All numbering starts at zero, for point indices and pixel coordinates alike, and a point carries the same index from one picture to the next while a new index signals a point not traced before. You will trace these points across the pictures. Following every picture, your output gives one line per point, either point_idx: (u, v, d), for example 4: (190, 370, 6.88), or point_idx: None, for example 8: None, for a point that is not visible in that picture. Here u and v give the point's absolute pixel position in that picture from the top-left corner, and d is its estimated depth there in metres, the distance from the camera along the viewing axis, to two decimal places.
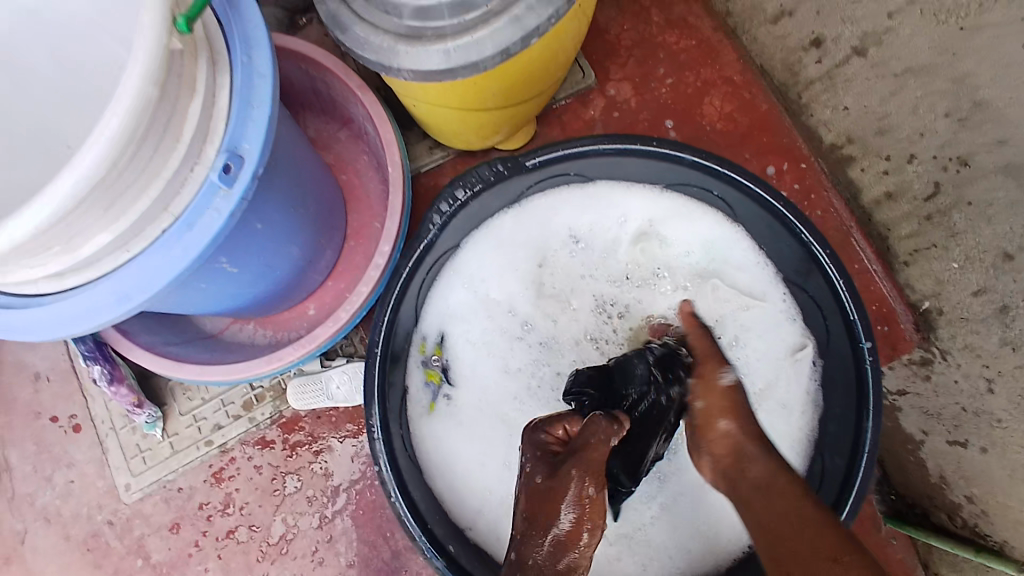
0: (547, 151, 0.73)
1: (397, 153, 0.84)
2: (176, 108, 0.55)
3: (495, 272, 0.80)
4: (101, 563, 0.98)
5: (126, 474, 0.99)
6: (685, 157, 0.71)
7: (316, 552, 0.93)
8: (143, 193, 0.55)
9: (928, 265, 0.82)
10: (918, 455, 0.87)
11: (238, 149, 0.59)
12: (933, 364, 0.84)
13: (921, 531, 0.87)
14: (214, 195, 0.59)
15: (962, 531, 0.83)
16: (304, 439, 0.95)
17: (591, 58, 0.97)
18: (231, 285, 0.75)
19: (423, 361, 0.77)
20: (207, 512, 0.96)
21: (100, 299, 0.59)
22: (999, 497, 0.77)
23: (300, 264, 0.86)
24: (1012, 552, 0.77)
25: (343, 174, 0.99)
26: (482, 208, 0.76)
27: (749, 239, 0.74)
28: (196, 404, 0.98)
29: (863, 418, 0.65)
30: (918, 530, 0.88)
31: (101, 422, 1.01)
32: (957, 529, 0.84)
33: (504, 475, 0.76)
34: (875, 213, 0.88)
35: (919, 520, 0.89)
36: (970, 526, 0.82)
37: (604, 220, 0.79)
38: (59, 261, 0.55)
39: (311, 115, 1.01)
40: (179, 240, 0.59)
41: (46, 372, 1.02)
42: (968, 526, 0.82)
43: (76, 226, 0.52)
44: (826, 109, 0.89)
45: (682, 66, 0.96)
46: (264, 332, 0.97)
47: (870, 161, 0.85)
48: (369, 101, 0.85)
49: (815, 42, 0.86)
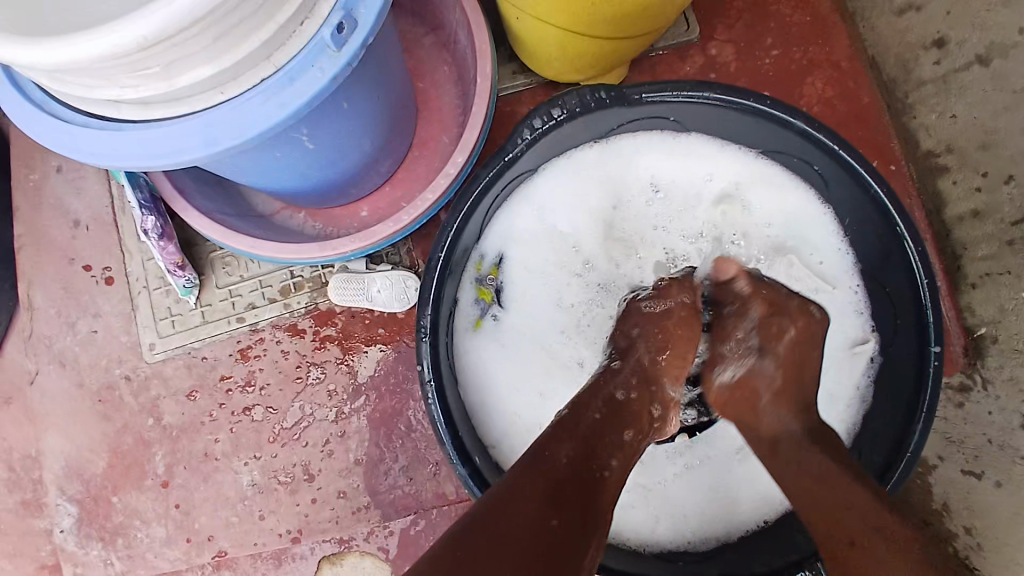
0: (655, 87, 0.68)
1: (489, 65, 0.82)
2: None
3: (566, 205, 0.78)
4: (111, 416, 0.99)
5: (152, 334, 0.99)
6: (795, 123, 0.67)
7: (327, 444, 0.94)
8: (254, 34, 0.53)
9: (996, 291, 0.81)
10: (925, 478, 0.86)
11: (354, 11, 0.56)
12: (971, 392, 0.84)
13: None
14: (320, 55, 0.56)
15: None
16: (335, 334, 0.95)
17: (698, 14, 0.92)
18: (304, 162, 0.74)
19: (478, 278, 0.76)
20: (228, 385, 0.97)
21: (185, 138, 0.56)
22: (997, 533, 0.75)
23: (366, 159, 0.84)
24: None
25: (422, 82, 0.96)
26: (569, 135, 0.73)
27: (833, 222, 0.72)
28: (234, 280, 0.98)
29: (914, 421, 0.64)
30: None
31: (135, 280, 1.01)
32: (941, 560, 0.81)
33: (537, 403, 0.76)
34: (955, 229, 0.86)
35: None
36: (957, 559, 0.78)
37: (690, 174, 0.76)
38: (150, 85, 0.52)
39: (403, 14, 0.97)
40: (278, 92, 0.56)
41: (86, 220, 1.03)
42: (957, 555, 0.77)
43: (181, 50, 0.50)
44: (932, 114, 0.85)
45: (791, 40, 0.91)
46: (314, 224, 0.95)
47: (964, 175, 0.83)
48: (470, 7, 0.82)
49: (937, 42, 0.82)
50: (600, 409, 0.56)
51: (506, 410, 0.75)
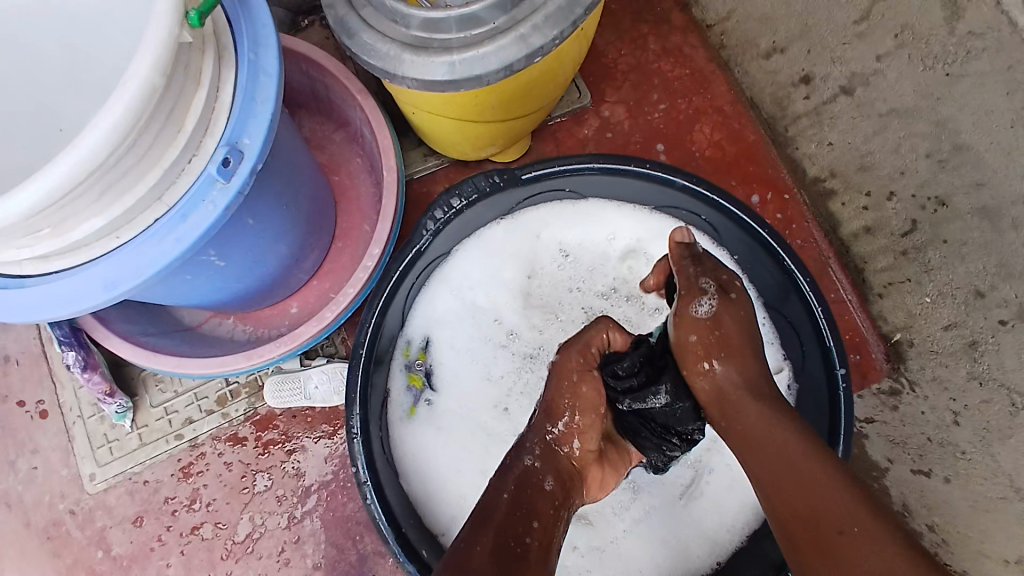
0: (544, 165, 0.75)
1: (393, 158, 0.84)
2: (179, 99, 0.52)
3: (483, 282, 0.81)
4: (60, 553, 0.94)
5: (91, 464, 0.96)
6: (676, 181, 0.74)
7: (282, 553, 0.92)
8: (140, 180, 0.52)
9: (901, 299, 0.85)
10: (882, 483, 0.83)
11: (239, 143, 0.56)
12: (901, 396, 0.85)
13: None
14: (210, 187, 0.55)
15: None
16: (277, 437, 0.94)
17: (587, 80, 0.98)
18: (219, 278, 0.73)
19: (406, 365, 0.78)
20: (173, 506, 0.94)
21: (83, 286, 0.55)
22: (961, 527, 0.76)
23: (288, 262, 0.84)
24: None
25: (337, 175, 0.98)
26: (475, 217, 0.78)
27: (732, 263, 0.77)
28: (169, 396, 0.96)
29: (835, 441, 0.67)
30: None
31: (69, 410, 0.98)
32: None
33: (480, 481, 0.76)
34: (853, 244, 0.89)
35: None
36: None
37: (593, 236, 0.81)
38: (45, 243, 0.52)
39: (307, 115, 0.99)
40: (174, 230, 0.55)
41: (16, 355, 1.00)
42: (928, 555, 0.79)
43: (67, 209, 0.49)
44: (811, 143, 0.91)
45: (675, 92, 0.97)
46: (245, 328, 0.94)
47: (850, 197, 0.88)
48: (369, 107, 0.85)
49: (805, 79, 0.90)
50: (509, 487, 0.55)
51: (452, 493, 0.76)
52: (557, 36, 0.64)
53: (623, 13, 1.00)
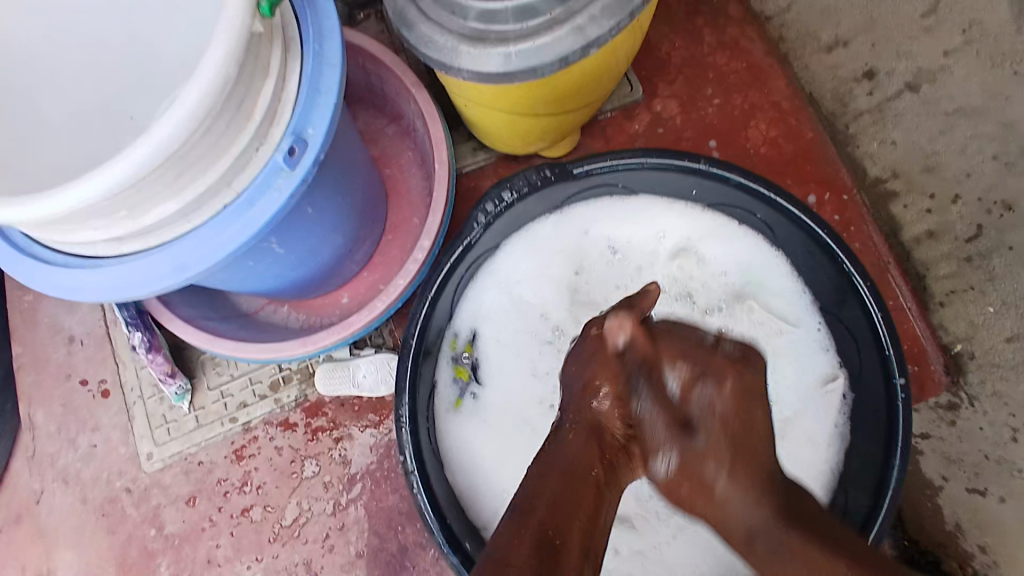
0: (596, 160, 0.75)
1: (445, 151, 0.85)
2: (249, 90, 0.54)
3: (531, 277, 0.81)
4: (115, 529, 0.99)
5: (148, 443, 1.00)
6: (732, 177, 0.73)
7: (327, 539, 0.94)
8: (212, 166, 0.54)
9: (963, 309, 0.82)
10: (936, 501, 0.81)
11: (303, 133, 0.57)
12: (960, 410, 0.82)
13: None
14: (275, 176, 0.57)
15: None
16: (326, 425, 0.96)
17: (640, 75, 0.97)
18: (276, 267, 0.76)
19: (453, 357, 0.79)
20: (225, 487, 0.97)
21: (150, 269, 0.57)
22: (1019, 545, 0.74)
23: (341, 251, 0.85)
24: None
25: (389, 168, 0.99)
26: (525, 212, 0.78)
27: (788, 265, 0.76)
28: (224, 380, 1.00)
29: (891, 454, 0.65)
30: None
31: (130, 390, 1.02)
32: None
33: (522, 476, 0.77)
34: (914, 251, 0.86)
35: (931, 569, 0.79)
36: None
37: (643, 234, 0.81)
38: (119, 225, 0.54)
39: (361, 109, 1.01)
40: (240, 217, 0.57)
41: (80, 336, 1.05)
42: None
43: (142, 191, 0.51)
44: (872, 142, 0.89)
45: (730, 88, 0.96)
46: (298, 316, 0.97)
47: (913, 198, 0.85)
48: (422, 100, 0.86)
49: (868, 74, 0.89)
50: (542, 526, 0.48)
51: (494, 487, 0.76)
52: (614, 27, 0.64)
53: (677, 7, 0.98)
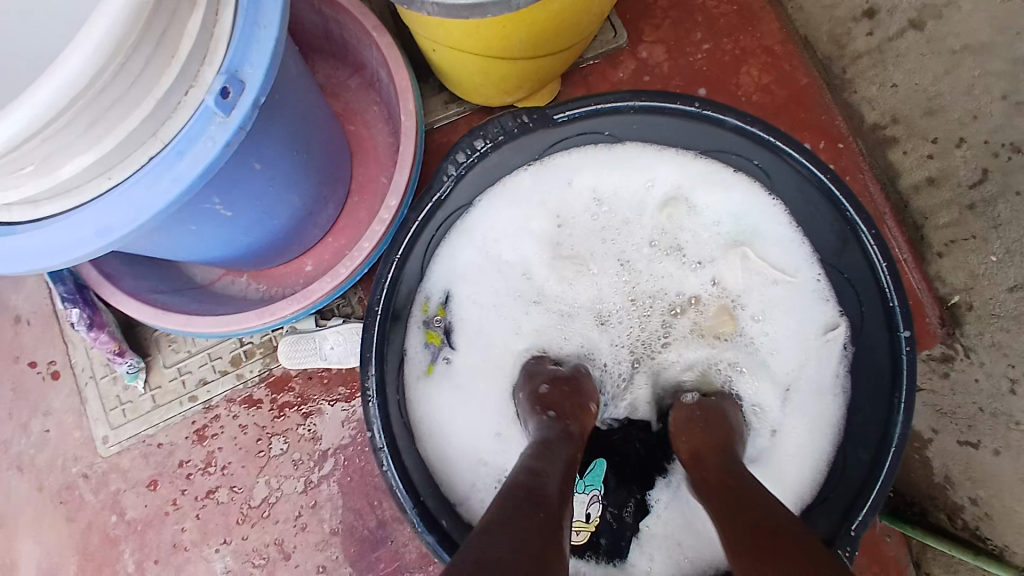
0: (576, 104, 0.68)
1: (411, 101, 0.78)
2: (172, 20, 0.46)
3: (509, 233, 0.76)
4: (73, 517, 0.93)
5: (104, 427, 0.94)
6: (727, 121, 0.66)
7: (299, 518, 0.89)
8: (131, 113, 0.46)
9: (963, 258, 0.78)
10: (924, 453, 0.81)
11: (240, 72, 0.50)
12: (954, 362, 0.79)
13: (917, 529, 0.79)
14: (208, 123, 0.50)
15: (960, 533, 0.78)
16: (293, 400, 0.90)
17: (624, 18, 0.89)
18: (225, 230, 0.68)
19: (424, 321, 0.72)
20: (187, 470, 0.91)
21: (72, 233, 0.50)
22: (1007, 500, 0.76)
23: (300, 214, 0.78)
24: (1012, 556, 0.75)
25: (352, 124, 0.91)
26: (499, 163, 0.71)
27: (786, 213, 0.71)
28: (181, 357, 0.93)
29: (896, 409, 0.62)
30: (913, 528, 0.80)
31: (81, 370, 0.95)
32: (955, 531, 0.79)
33: (500, 444, 0.72)
34: (912, 199, 0.81)
35: (917, 518, 0.81)
36: (970, 529, 0.78)
37: (631, 183, 0.75)
38: (31, 183, 0.47)
39: (322, 60, 0.93)
40: (170, 168, 0.49)
41: (28, 315, 0.97)
42: (968, 528, 0.78)
43: (50, 144, 0.44)
44: (871, 86, 0.82)
45: (720, 31, 0.88)
46: (257, 287, 0.90)
47: (914, 144, 0.80)
48: (385, 45, 0.78)
49: (868, 13, 0.82)
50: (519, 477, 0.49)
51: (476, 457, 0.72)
52: None
53: None
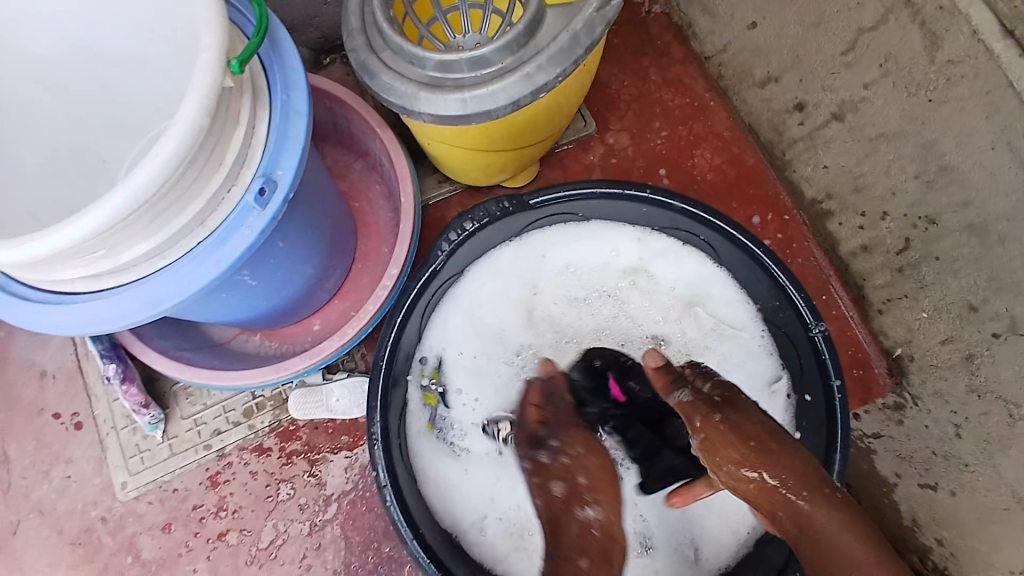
0: (551, 191, 0.80)
1: (410, 185, 0.90)
2: (220, 137, 0.58)
3: (492, 301, 0.86)
4: (93, 557, 1.00)
5: (123, 473, 1.02)
6: (674, 204, 0.79)
7: (304, 559, 0.96)
8: (185, 208, 0.58)
9: (900, 314, 0.88)
10: (892, 497, 0.90)
11: (274, 174, 0.62)
12: (906, 409, 0.88)
13: None
14: (248, 214, 0.61)
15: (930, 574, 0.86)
16: (300, 448, 0.99)
17: (592, 109, 1.05)
18: (248, 298, 0.79)
19: (421, 384, 0.82)
20: (201, 513, 0.99)
21: (130, 303, 0.60)
22: (968, 542, 0.80)
23: (310, 282, 0.89)
24: None
25: (357, 201, 1.04)
26: (486, 240, 0.83)
27: (731, 279, 0.82)
28: (198, 409, 1.02)
29: (832, 451, 0.71)
30: None
31: (103, 421, 1.04)
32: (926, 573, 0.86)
33: (491, 480, 0.81)
34: (852, 262, 0.93)
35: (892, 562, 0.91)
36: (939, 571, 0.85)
37: (598, 254, 0.86)
38: (98, 264, 0.57)
39: (329, 145, 1.06)
40: (214, 252, 0.61)
41: (53, 370, 1.06)
42: (937, 568, 0.85)
43: (120, 234, 0.55)
44: (807, 167, 0.95)
45: (676, 121, 1.05)
46: (270, 345, 1.00)
47: (846, 217, 0.91)
48: (387, 138, 0.91)
49: (798, 106, 0.92)
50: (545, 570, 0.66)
51: (480, 495, 0.81)
52: (561, 73, 0.70)
53: (625, 47, 1.08)
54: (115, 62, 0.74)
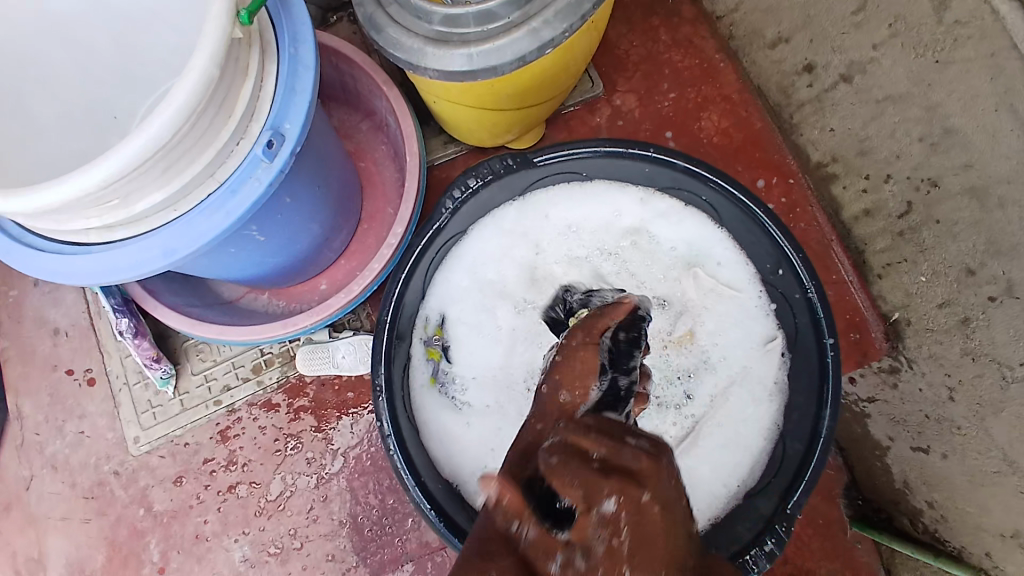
0: (555, 149, 0.81)
1: (416, 145, 0.90)
2: (230, 90, 0.58)
3: (495, 260, 0.87)
4: (104, 511, 1.03)
5: (135, 428, 1.04)
6: (677, 163, 0.80)
7: (311, 510, 1.00)
8: (196, 160, 0.58)
9: (900, 278, 0.88)
10: (884, 460, 0.93)
11: (281, 128, 0.62)
12: (901, 373, 0.89)
13: (884, 534, 0.93)
14: (256, 167, 0.62)
15: (923, 536, 0.90)
16: (307, 404, 1.01)
17: (600, 70, 1.05)
18: (257, 254, 0.80)
19: (425, 339, 0.84)
20: (211, 466, 1.02)
21: (141, 254, 0.62)
22: (959, 503, 0.83)
23: (318, 240, 0.90)
24: (968, 557, 0.84)
25: (363, 162, 1.04)
26: (490, 199, 0.84)
27: (731, 241, 0.83)
28: (208, 365, 1.04)
29: (823, 407, 0.73)
30: (881, 533, 0.94)
31: (116, 377, 1.06)
32: (918, 534, 0.91)
33: (492, 434, 0.83)
34: (854, 227, 0.94)
35: (884, 524, 0.95)
36: (930, 531, 0.90)
37: (601, 214, 0.87)
38: (111, 214, 0.59)
39: (335, 106, 1.06)
40: (223, 205, 0.61)
41: (65, 328, 1.08)
42: (928, 530, 0.90)
43: (133, 184, 0.56)
44: (814, 129, 0.95)
45: (684, 83, 1.04)
46: (278, 303, 1.01)
47: (851, 180, 0.91)
48: (393, 97, 0.91)
49: (807, 68, 0.91)
50: None
51: (482, 446, 0.82)
52: (568, 29, 0.69)
53: (634, 7, 1.07)
54: (129, 18, 0.75)
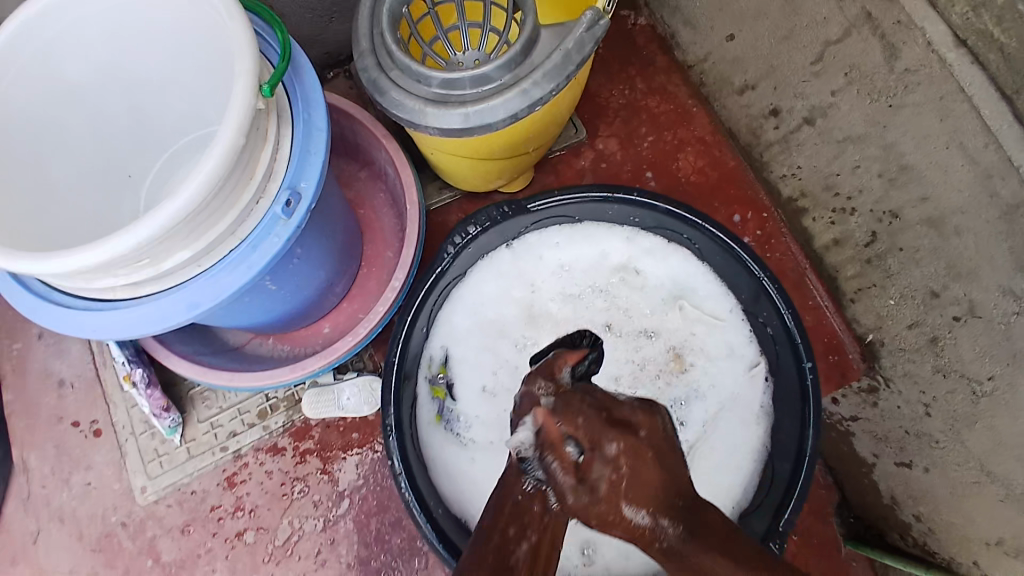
0: (544, 197, 0.88)
1: (415, 193, 0.96)
2: (251, 154, 0.64)
3: (493, 301, 0.92)
4: (112, 562, 1.04)
5: (142, 477, 1.06)
6: (659, 205, 0.86)
7: (319, 553, 1.01)
8: (220, 219, 0.63)
9: (871, 302, 0.94)
10: (872, 477, 0.98)
11: (298, 187, 0.67)
12: (879, 391, 0.94)
13: (879, 551, 0.98)
14: (274, 224, 0.67)
15: (913, 549, 0.95)
16: (312, 447, 1.04)
17: (583, 118, 1.13)
18: (269, 301, 0.85)
19: (429, 378, 0.88)
20: (219, 514, 1.04)
21: (169, 308, 0.66)
22: (944, 515, 0.88)
23: (323, 286, 0.94)
24: (958, 566, 0.89)
25: (362, 209, 1.09)
26: (486, 244, 0.90)
27: (712, 275, 0.88)
28: (214, 412, 1.06)
29: (806, 425, 0.77)
30: (875, 550, 0.98)
31: (121, 427, 1.08)
32: (908, 548, 0.96)
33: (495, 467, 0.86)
34: (825, 256, 1.01)
35: (876, 541, 1.00)
36: (919, 544, 0.94)
37: (589, 255, 0.93)
38: (141, 272, 0.62)
39: (335, 157, 1.12)
40: (245, 259, 0.66)
41: (70, 379, 1.11)
42: (918, 543, 0.94)
43: (163, 244, 0.60)
44: (783, 167, 1.02)
45: (660, 127, 1.12)
46: (282, 348, 1.05)
47: (819, 213, 0.98)
48: (392, 149, 0.97)
49: (773, 112, 0.99)
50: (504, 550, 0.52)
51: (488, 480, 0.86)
52: (554, 88, 0.76)
53: (612, 59, 1.16)
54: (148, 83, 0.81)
